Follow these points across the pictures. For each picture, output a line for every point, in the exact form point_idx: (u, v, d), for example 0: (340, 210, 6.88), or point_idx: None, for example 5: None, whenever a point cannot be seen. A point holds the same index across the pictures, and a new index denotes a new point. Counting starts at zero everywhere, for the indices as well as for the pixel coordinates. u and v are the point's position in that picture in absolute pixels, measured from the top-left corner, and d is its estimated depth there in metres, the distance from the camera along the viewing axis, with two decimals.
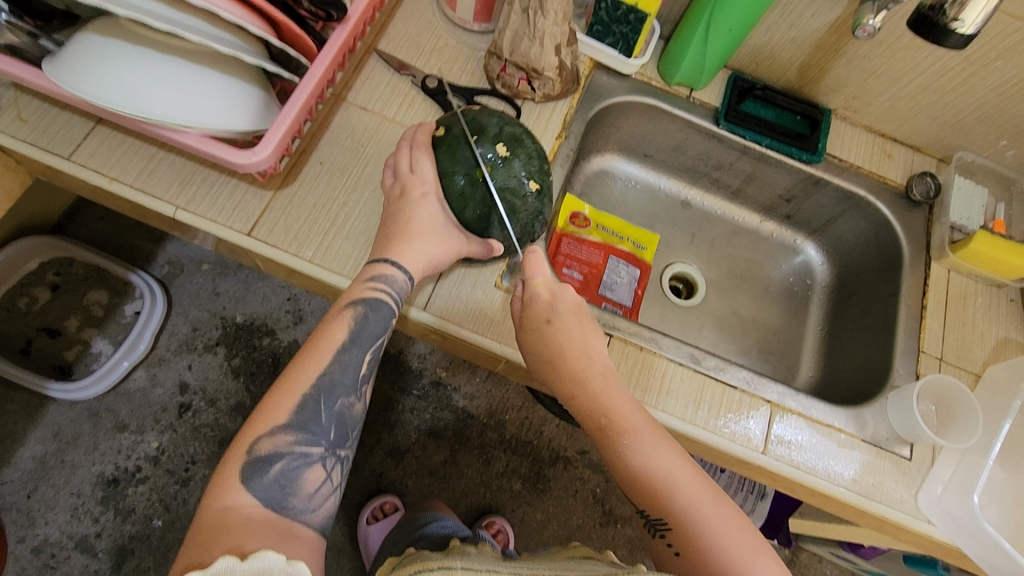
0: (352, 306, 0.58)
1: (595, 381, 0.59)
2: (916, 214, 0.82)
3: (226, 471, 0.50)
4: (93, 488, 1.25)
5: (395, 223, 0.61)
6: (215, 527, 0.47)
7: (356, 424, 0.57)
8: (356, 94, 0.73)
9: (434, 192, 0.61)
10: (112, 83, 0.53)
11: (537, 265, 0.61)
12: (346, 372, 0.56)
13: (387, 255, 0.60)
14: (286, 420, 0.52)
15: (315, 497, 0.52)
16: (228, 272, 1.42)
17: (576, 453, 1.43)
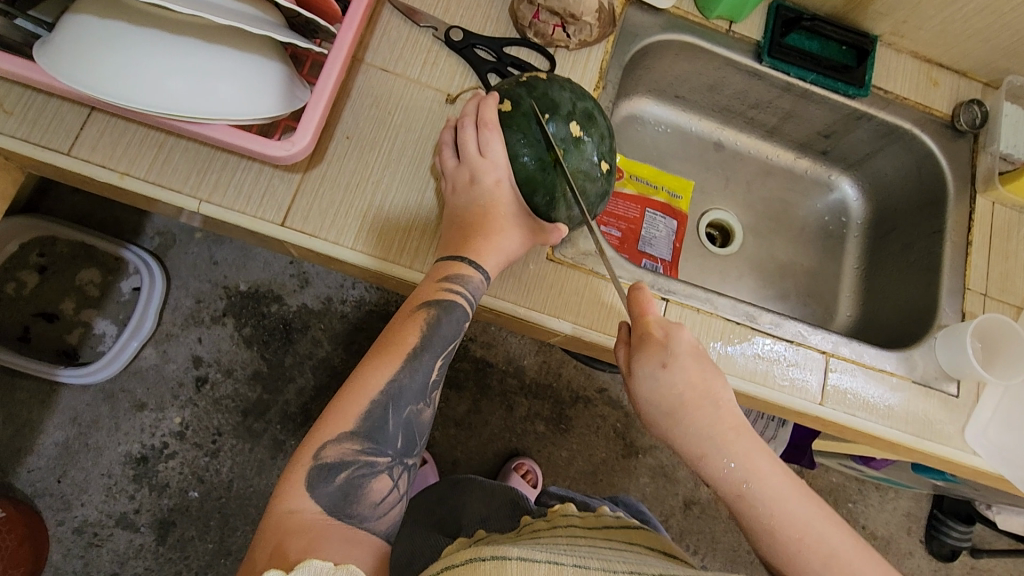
0: (425, 309, 0.56)
1: (727, 437, 0.57)
2: (960, 145, 0.79)
3: (292, 474, 0.49)
4: (124, 467, 1.23)
5: (466, 213, 0.59)
6: (278, 528, 0.47)
7: (423, 431, 0.55)
8: (374, 54, 0.66)
9: (506, 178, 0.59)
10: (128, 78, 0.46)
11: (647, 302, 0.59)
12: (416, 378, 0.54)
13: (462, 253, 0.58)
14: (354, 427, 0.51)
15: (380, 505, 0.51)
16: (223, 239, 1.34)
17: (595, 391, 1.44)
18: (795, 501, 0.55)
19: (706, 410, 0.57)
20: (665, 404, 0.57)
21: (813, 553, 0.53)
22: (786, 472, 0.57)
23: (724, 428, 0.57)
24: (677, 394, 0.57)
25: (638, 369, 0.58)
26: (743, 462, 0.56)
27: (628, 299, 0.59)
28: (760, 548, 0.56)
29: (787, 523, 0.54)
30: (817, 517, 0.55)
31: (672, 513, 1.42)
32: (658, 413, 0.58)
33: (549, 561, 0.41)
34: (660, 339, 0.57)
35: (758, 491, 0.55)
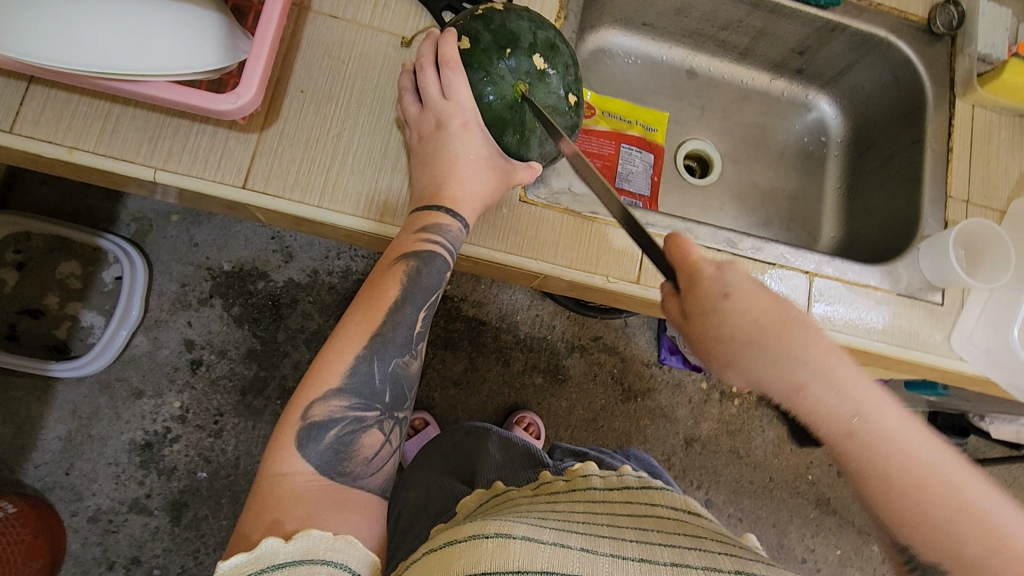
0: (404, 261, 0.55)
1: (819, 364, 0.47)
2: (937, 49, 0.77)
3: (280, 437, 0.48)
4: (130, 455, 1.24)
5: (437, 160, 0.57)
6: (270, 492, 0.45)
7: (412, 384, 0.54)
8: (321, 1, 0.63)
9: (474, 121, 0.56)
10: (53, 37, 0.44)
11: (687, 244, 0.52)
12: (399, 332, 0.53)
13: (438, 203, 0.57)
14: (340, 384, 0.50)
15: (372, 461, 0.50)
16: (200, 219, 1.32)
17: (590, 339, 1.45)
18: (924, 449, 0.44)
19: (794, 338, 0.48)
20: (735, 341, 0.49)
21: (942, 506, 0.42)
22: (906, 413, 0.46)
23: (816, 356, 0.47)
24: (751, 321, 0.48)
25: (698, 311, 0.50)
26: (848, 400, 0.46)
27: (667, 248, 0.53)
28: (881, 509, 0.44)
29: (908, 470, 0.43)
30: (955, 467, 0.43)
31: (674, 451, 1.45)
32: (733, 355, 0.49)
33: (553, 545, 0.37)
34: (711, 273, 0.50)
35: (869, 431, 0.45)
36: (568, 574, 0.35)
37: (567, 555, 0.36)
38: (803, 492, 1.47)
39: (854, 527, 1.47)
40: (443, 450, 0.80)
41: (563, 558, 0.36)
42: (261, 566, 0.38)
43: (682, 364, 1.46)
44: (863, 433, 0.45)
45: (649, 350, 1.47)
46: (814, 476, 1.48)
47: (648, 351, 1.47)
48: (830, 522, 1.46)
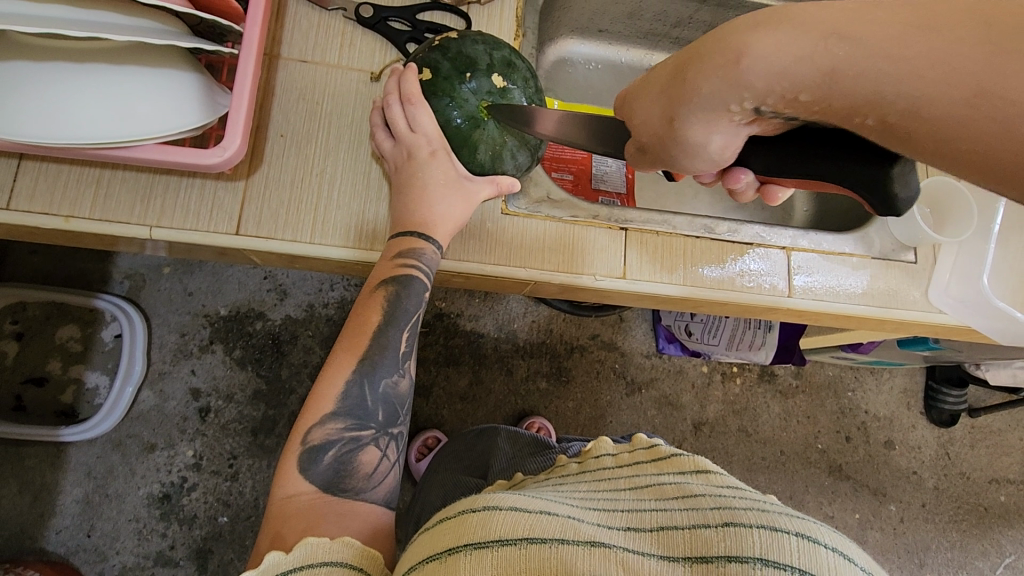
0: (383, 287, 0.58)
1: (753, 26, 0.39)
2: None
3: (283, 463, 0.51)
4: (149, 509, 1.25)
5: (410, 188, 0.58)
6: (280, 514, 0.47)
7: (403, 400, 0.57)
8: (289, 47, 0.65)
9: (441, 148, 0.58)
10: (42, 116, 0.47)
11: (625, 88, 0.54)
12: (387, 354, 0.56)
13: (412, 228, 0.58)
14: (334, 408, 0.53)
15: (373, 476, 0.52)
16: (192, 268, 1.33)
17: (588, 338, 1.48)
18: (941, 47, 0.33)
19: (724, 29, 0.41)
20: (671, 90, 0.44)
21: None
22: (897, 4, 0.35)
23: (747, 25, 0.39)
24: (677, 59, 0.44)
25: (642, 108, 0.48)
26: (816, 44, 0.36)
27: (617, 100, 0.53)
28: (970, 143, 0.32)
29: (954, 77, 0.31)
30: (1001, 31, 0.30)
31: (684, 437, 1.47)
32: (681, 104, 0.44)
33: (536, 512, 0.40)
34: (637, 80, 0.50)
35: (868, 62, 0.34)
36: (548, 536, 0.38)
37: (552, 521, 0.39)
38: (815, 461, 1.50)
39: (869, 490, 1.50)
40: (456, 455, 0.82)
41: (543, 523, 0.39)
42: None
43: (682, 351, 1.48)
44: (848, 69, 0.35)
45: (647, 342, 1.50)
46: (823, 445, 1.51)
47: (646, 343, 1.50)
48: (845, 488, 1.49)
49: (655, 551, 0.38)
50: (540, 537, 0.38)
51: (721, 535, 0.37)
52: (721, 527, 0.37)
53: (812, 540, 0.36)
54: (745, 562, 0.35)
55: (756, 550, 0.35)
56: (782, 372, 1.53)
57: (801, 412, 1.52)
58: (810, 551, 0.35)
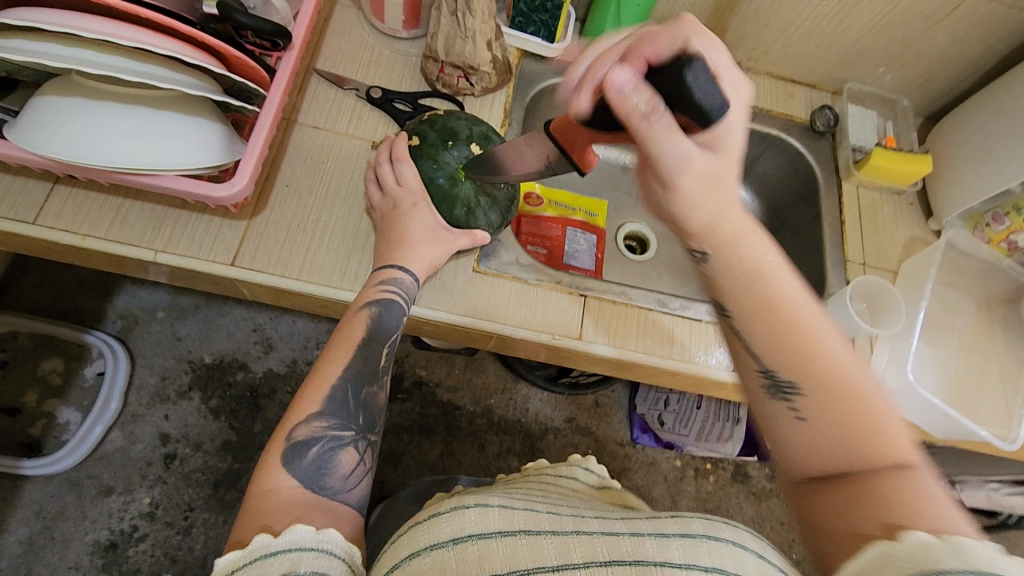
0: (366, 308, 0.63)
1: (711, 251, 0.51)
2: (822, 143, 0.94)
3: (267, 459, 0.54)
4: (92, 557, 1.21)
5: (393, 232, 0.66)
6: (260, 503, 0.49)
7: (379, 413, 0.61)
8: (306, 115, 0.76)
9: (423, 202, 0.67)
10: (83, 142, 0.55)
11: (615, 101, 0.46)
12: (368, 365, 0.61)
13: (393, 261, 0.65)
14: (319, 408, 0.57)
15: (349, 478, 0.55)
16: (186, 314, 1.39)
17: (563, 421, 1.49)
18: (786, 274, 0.47)
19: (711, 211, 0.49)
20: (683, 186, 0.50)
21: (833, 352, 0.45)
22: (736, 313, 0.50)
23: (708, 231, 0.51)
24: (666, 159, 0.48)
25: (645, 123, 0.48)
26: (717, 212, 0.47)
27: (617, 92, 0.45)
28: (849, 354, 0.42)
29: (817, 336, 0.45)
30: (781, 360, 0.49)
31: None
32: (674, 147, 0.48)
33: (501, 507, 0.49)
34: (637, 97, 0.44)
35: (723, 266, 0.47)
36: (516, 529, 0.46)
37: (512, 513, 0.48)
38: None
39: None
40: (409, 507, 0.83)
41: (509, 515, 0.48)
42: (254, 556, 0.43)
43: (655, 442, 1.50)
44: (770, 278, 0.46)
45: (621, 429, 1.52)
46: (798, 555, 1.47)
47: (620, 430, 1.51)
48: None
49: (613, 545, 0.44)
50: (510, 530, 0.46)
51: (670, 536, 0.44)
52: (684, 536, 0.44)
53: (752, 551, 0.45)
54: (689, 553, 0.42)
55: (728, 563, 0.43)
56: (755, 473, 1.52)
57: (774, 517, 1.50)
58: (756, 561, 0.44)
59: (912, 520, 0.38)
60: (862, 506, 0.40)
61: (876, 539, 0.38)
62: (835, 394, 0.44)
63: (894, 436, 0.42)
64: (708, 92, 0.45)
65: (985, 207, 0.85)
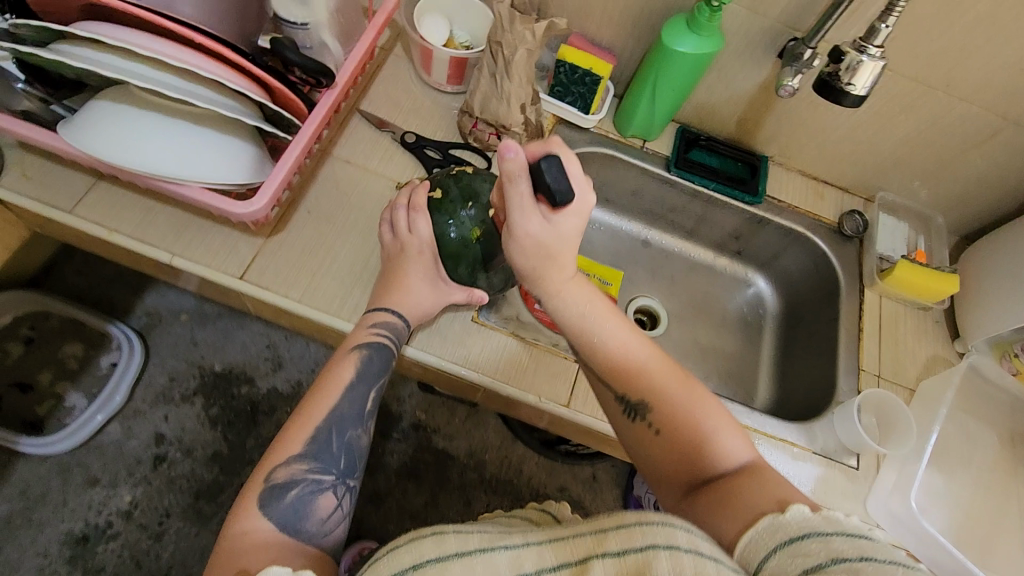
0: (358, 349, 0.64)
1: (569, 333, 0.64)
2: (848, 248, 0.92)
3: (244, 500, 0.53)
4: (62, 547, 1.20)
5: (393, 278, 0.68)
6: (234, 549, 0.49)
7: (362, 455, 0.60)
8: (341, 150, 0.80)
9: (429, 252, 0.69)
10: (124, 145, 0.59)
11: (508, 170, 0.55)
12: (353, 407, 0.60)
13: (386, 304, 0.67)
14: (301, 450, 0.56)
15: (327, 522, 0.54)
16: (207, 320, 1.43)
17: (556, 489, 1.43)
18: (608, 323, 0.63)
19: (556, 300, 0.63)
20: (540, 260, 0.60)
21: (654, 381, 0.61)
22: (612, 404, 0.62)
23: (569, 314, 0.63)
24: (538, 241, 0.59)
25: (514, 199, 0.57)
26: (563, 276, 0.62)
27: (503, 157, 0.53)
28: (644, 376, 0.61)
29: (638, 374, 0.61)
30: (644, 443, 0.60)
31: None
32: (540, 236, 0.58)
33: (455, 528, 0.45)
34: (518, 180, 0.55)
35: (568, 327, 0.63)
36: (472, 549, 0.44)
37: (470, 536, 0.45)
38: None
39: None
40: None
41: (466, 537, 0.45)
42: None
43: None
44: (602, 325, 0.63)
45: (615, 509, 1.44)
46: None
47: (613, 510, 1.44)
48: None
49: (556, 562, 0.43)
50: (468, 550, 0.44)
51: (616, 533, 0.42)
52: (619, 527, 0.43)
53: (680, 526, 0.42)
54: (636, 551, 0.41)
55: (660, 538, 0.41)
56: None
57: None
58: (689, 535, 0.42)
59: (776, 499, 0.49)
60: (742, 497, 0.51)
61: (769, 511, 0.48)
62: (668, 414, 0.59)
63: (723, 435, 0.58)
64: (558, 183, 0.53)
65: (1014, 337, 0.82)
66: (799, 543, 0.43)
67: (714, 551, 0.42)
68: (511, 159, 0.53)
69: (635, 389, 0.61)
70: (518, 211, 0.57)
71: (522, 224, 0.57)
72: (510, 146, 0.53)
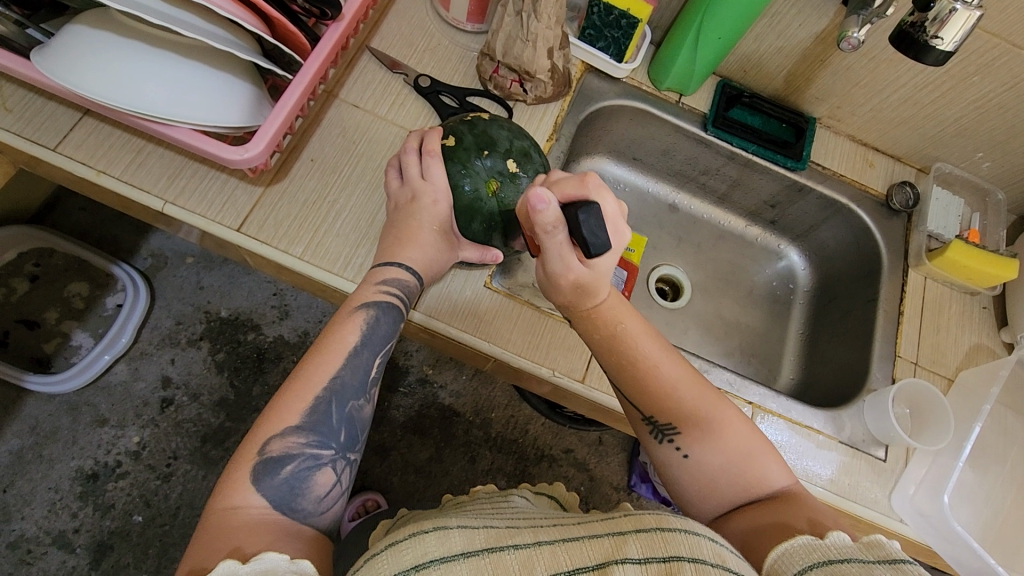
0: (363, 309, 0.59)
1: (599, 351, 0.60)
2: (895, 223, 0.84)
3: (235, 471, 0.50)
4: (72, 483, 1.21)
5: (402, 228, 0.62)
6: (223, 522, 0.47)
7: (364, 427, 0.57)
8: (348, 92, 0.73)
9: (444, 201, 0.63)
10: (103, 78, 0.53)
11: (542, 220, 0.52)
12: (356, 376, 0.56)
13: (394, 259, 0.61)
14: (299, 422, 0.52)
15: (323, 500, 0.52)
16: (213, 265, 1.39)
17: (561, 451, 1.42)
18: (641, 340, 0.59)
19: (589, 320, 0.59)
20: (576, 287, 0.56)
21: (687, 402, 0.57)
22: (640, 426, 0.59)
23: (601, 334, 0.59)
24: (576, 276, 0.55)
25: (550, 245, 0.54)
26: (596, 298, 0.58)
27: (535, 209, 0.51)
28: (675, 396, 0.57)
29: (670, 395, 0.57)
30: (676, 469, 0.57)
31: None
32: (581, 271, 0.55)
33: (460, 527, 0.43)
34: (553, 229, 0.52)
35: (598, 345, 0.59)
36: (477, 549, 0.41)
37: (475, 535, 0.42)
38: None
39: None
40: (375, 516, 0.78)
41: (472, 537, 0.42)
42: None
43: (652, 494, 1.40)
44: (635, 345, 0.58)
45: (620, 473, 1.44)
46: None
47: (618, 474, 1.43)
48: None
49: (569, 565, 0.39)
50: (474, 551, 0.41)
51: (636, 538, 0.40)
52: (640, 532, 0.41)
53: (703, 536, 0.41)
54: (660, 560, 0.39)
55: (685, 550, 0.39)
56: None
57: None
58: (714, 546, 0.41)
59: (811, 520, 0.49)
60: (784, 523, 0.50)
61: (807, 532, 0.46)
62: (700, 436, 0.56)
63: (755, 459, 0.56)
64: (595, 236, 0.51)
65: None
66: (840, 564, 0.41)
67: (738, 563, 0.41)
68: (542, 211, 0.51)
69: (665, 412, 0.57)
70: (557, 256, 0.55)
71: (559, 269, 0.56)
72: (540, 197, 0.51)
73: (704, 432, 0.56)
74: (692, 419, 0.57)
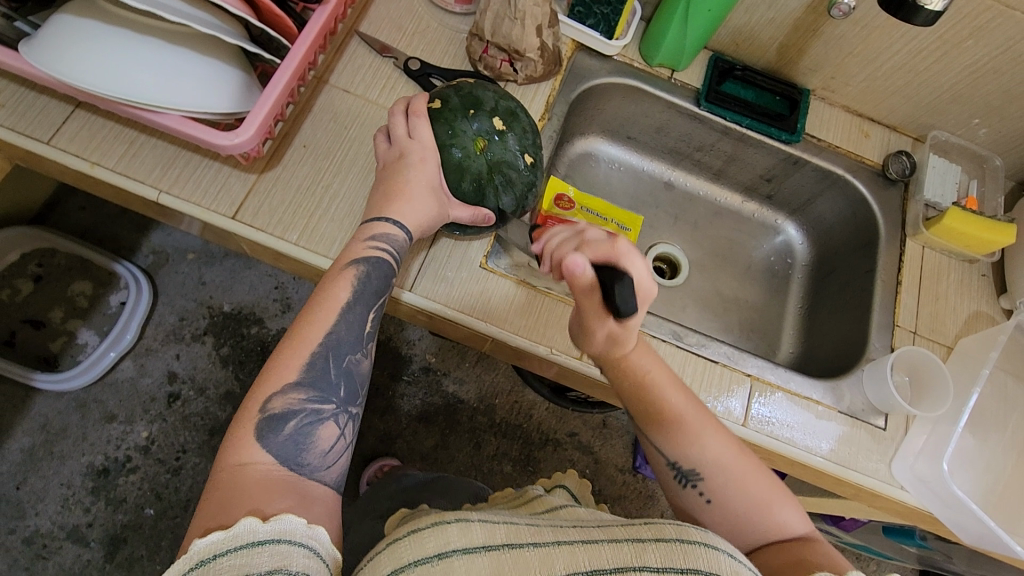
0: (353, 266, 0.59)
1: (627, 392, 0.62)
2: (892, 193, 0.84)
3: (239, 430, 0.50)
4: (84, 479, 1.23)
5: (392, 184, 0.62)
6: (235, 480, 0.47)
7: (363, 381, 0.58)
8: (338, 77, 0.73)
9: (432, 158, 0.62)
10: (91, 65, 0.53)
11: (576, 278, 0.54)
12: (350, 331, 0.57)
13: (384, 215, 0.61)
14: (297, 378, 0.53)
15: (328, 454, 0.52)
16: (214, 260, 1.39)
17: (566, 435, 1.43)
18: (667, 391, 0.60)
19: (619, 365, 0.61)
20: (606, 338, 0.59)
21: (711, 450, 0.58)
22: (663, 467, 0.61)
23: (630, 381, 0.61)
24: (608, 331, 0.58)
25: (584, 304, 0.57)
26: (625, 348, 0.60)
27: (569, 267, 0.54)
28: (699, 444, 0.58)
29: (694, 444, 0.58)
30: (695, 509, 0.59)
31: None
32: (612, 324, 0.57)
33: (481, 520, 0.43)
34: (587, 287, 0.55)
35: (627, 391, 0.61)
36: (499, 542, 0.41)
37: (495, 527, 0.42)
38: None
39: None
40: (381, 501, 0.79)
41: (492, 528, 0.42)
42: (239, 542, 0.41)
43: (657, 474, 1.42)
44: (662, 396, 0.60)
45: (624, 455, 1.44)
46: None
47: (623, 456, 1.44)
48: None
49: (588, 566, 0.41)
50: (495, 544, 0.41)
51: (655, 547, 0.41)
52: (659, 541, 0.42)
53: (723, 549, 0.42)
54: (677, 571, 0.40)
55: (702, 563, 0.40)
56: None
57: None
58: (731, 562, 0.41)
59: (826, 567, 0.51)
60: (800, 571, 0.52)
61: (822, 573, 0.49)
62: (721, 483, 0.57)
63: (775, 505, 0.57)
64: (627, 302, 0.53)
65: None
66: None
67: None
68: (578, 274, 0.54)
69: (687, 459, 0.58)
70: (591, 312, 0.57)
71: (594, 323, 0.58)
72: (575, 262, 0.53)
73: (727, 478, 0.57)
74: (715, 468, 0.58)
